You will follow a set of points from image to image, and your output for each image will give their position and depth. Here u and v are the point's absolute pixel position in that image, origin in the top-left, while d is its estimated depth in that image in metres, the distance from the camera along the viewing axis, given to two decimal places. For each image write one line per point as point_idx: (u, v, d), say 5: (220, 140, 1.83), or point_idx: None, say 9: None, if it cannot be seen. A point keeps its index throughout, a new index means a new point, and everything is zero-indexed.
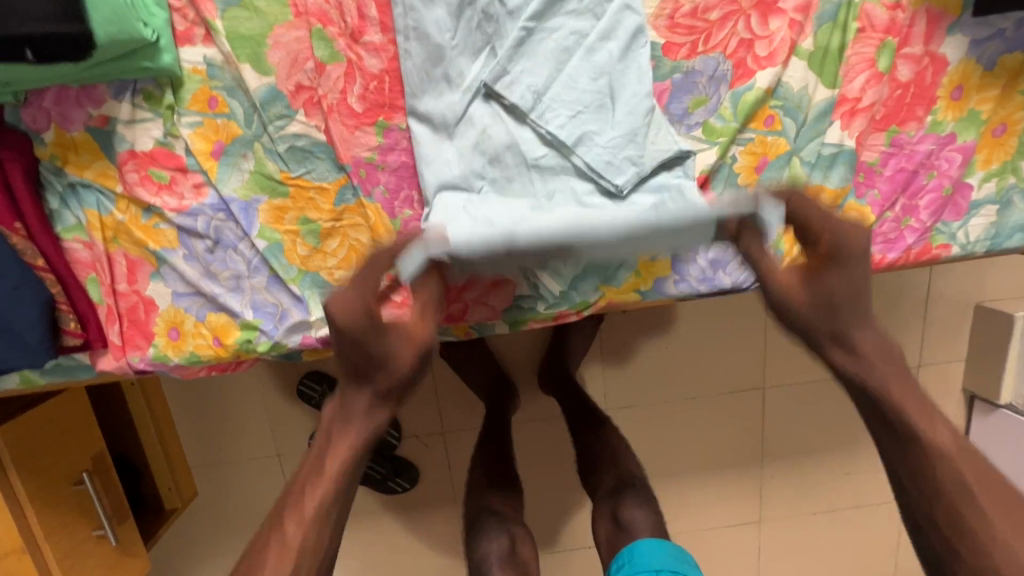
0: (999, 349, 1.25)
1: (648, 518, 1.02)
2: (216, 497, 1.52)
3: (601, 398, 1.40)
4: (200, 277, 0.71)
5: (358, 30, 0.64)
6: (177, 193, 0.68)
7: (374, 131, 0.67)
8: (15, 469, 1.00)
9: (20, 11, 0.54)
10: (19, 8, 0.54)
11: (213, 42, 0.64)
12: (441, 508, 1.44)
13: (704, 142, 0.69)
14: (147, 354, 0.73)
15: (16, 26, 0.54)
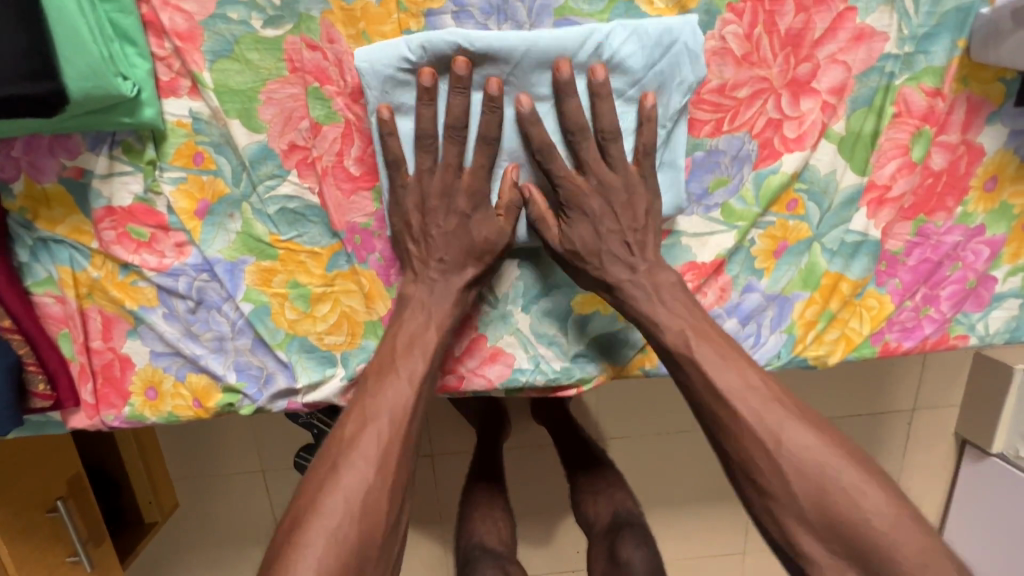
0: (996, 403, 1.23)
1: (645, 559, 0.97)
2: (199, 512, 1.50)
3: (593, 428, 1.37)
4: (180, 338, 0.67)
5: (358, 89, 0.59)
6: (157, 253, 0.63)
7: (371, 196, 0.63)
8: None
9: None
10: None
11: (199, 96, 0.59)
12: (425, 530, 1.42)
13: (722, 224, 0.65)
14: (122, 413, 0.69)
15: None
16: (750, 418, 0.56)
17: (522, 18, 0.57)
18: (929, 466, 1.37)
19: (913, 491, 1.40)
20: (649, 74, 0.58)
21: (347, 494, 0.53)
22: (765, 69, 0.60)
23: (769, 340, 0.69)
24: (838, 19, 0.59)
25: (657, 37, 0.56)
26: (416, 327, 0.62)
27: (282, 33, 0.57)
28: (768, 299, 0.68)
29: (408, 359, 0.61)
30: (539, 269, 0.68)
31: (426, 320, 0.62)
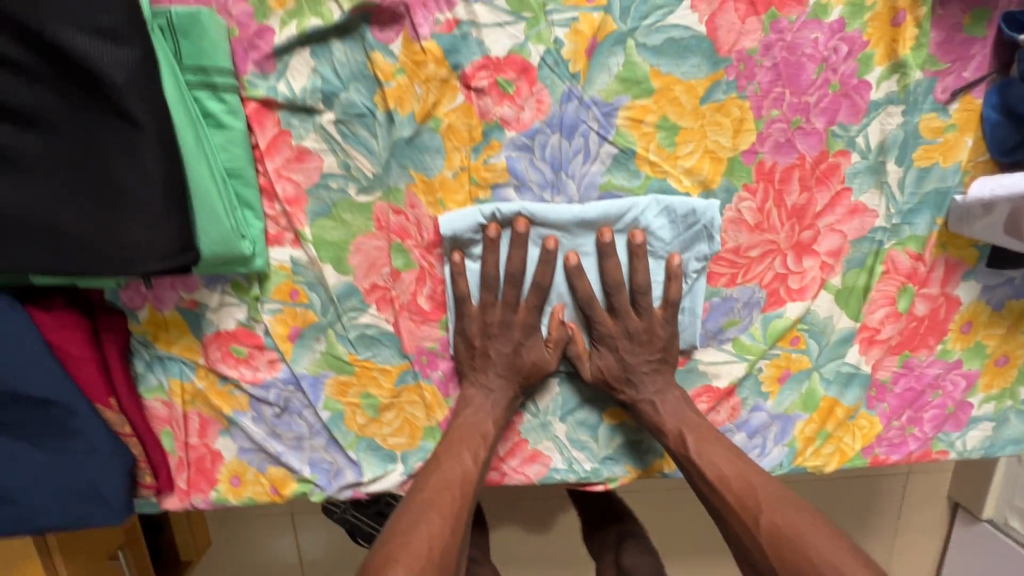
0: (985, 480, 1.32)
1: (651, 566, 0.87)
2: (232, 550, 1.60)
3: None
4: (265, 437, 0.78)
5: (433, 242, 0.70)
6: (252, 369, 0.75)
7: (436, 326, 0.74)
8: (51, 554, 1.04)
9: (140, 252, 0.58)
10: (139, 249, 0.58)
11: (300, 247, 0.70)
12: None
13: (734, 355, 0.76)
14: (209, 497, 0.80)
15: (135, 265, 0.58)
16: (737, 508, 0.68)
17: (572, 192, 0.69)
18: (920, 527, 1.42)
19: (906, 556, 1.48)
20: (674, 240, 0.69)
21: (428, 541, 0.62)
22: (773, 234, 0.71)
23: (773, 451, 0.80)
24: (837, 197, 0.70)
25: (684, 215, 0.68)
26: (477, 417, 0.73)
27: (373, 199, 0.68)
28: (772, 416, 0.79)
29: (471, 443, 0.71)
30: (576, 386, 0.78)
31: (484, 416, 0.73)
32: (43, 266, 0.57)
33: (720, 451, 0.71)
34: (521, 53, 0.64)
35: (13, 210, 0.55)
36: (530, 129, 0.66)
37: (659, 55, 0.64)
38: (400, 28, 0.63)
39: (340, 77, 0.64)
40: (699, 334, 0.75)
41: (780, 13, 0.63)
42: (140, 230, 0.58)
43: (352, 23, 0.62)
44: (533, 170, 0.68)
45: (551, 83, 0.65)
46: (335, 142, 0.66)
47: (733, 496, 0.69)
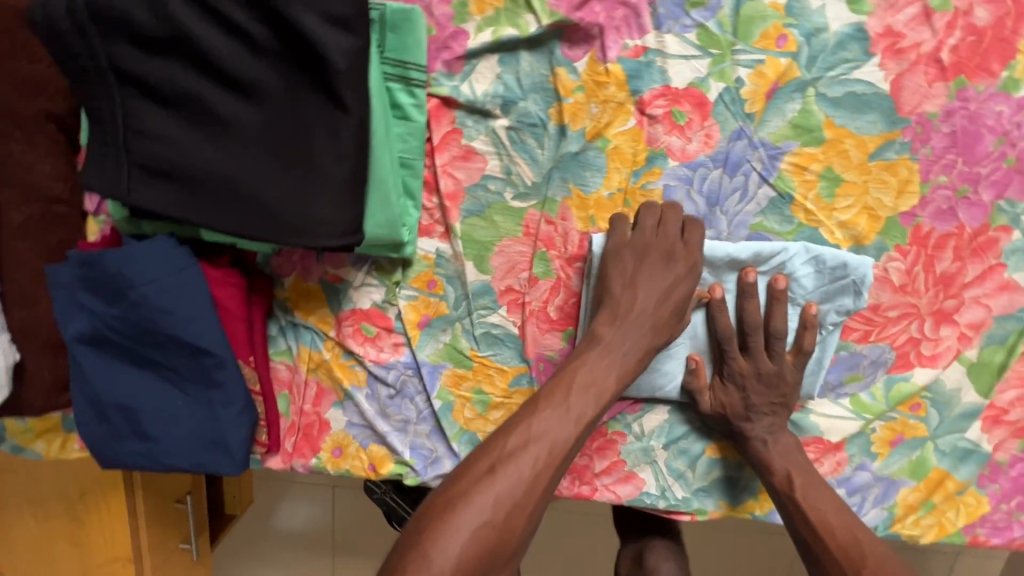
0: None
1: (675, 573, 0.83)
2: (270, 506, 1.67)
3: None
4: (375, 415, 0.81)
5: (574, 255, 0.72)
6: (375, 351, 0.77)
7: (560, 336, 0.76)
8: (128, 491, 1.09)
9: (311, 226, 0.60)
10: (309, 224, 0.60)
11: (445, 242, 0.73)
12: None
13: (852, 412, 0.75)
14: (310, 463, 0.83)
15: (309, 238, 0.60)
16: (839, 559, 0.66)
17: (722, 227, 0.70)
18: None
19: None
20: (815, 289, 0.70)
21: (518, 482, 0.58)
22: (916, 297, 0.71)
23: (870, 512, 0.79)
24: (988, 271, 0.69)
25: (834, 267, 0.68)
26: (599, 393, 0.65)
27: (527, 206, 0.71)
28: (877, 478, 0.78)
29: (583, 396, 0.64)
30: (685, 415, 0.79)
31: (612, 361, 0.66)
32: (233, 227, 0.60)
33: (830, 502, 0.71)
34: (700, 87, 0.65)
35: (221, 171, 0.59)
36: (693, 161, 0.68)
37: (837, 107, 0.65)
38: (589, 48, 0.65)
39: (522, 87, 0.67)
40: (819, 384, 0.75)
41: (968, 82, 0.63)
42: (326, 206, 0.60)
43: (545, 37, 0.64)
44: (687, 201, 0.69)
45: (723, 119, 0.66)
46: (503, 147, 0.69)
47: (837, 547, 0.67)
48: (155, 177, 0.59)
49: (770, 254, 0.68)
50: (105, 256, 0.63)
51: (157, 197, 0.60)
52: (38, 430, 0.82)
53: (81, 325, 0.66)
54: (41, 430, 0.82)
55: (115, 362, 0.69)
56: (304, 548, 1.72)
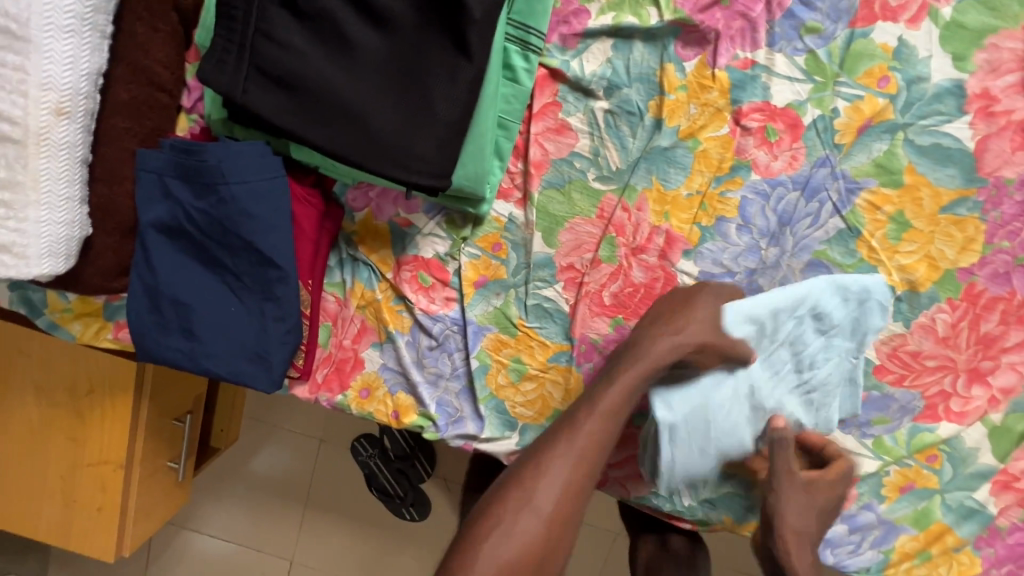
0: None
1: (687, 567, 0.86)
2: (254, 448, 1.71)
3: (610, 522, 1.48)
4: (410, 364, 0.82)
5: (640, 246, 0.74)
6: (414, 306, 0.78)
7: (608, 322, 0.77)
8: (138, 398, 1.09)
9: (412, 162, 0.62)
10: (411, 158, 0.62)
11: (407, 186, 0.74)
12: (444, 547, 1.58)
13: (870, 451, 0.78)
14: (335, 399, 0.83)
15: (407, 173, 0.62)
16: None
17: (787, 246, 0.72)
18: None
19: None
20: (860, 323, 0.73)
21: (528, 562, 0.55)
22: (955, 352, 0.73)
23: (865, 553, 0.81)
24: None
25: (856, 294, 0.70)
26: (587, 453, 0.61)
27: (607, 190, 0.73)
28: (880, 520, 0.80)
29: (603, 421, 0.62)
30: None
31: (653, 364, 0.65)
32: (335, 147, 0.62)
33: None
34: (797, 109, 0.68)
35: (336, 91, 0.61)
36: (775, 178, 0.70)
37: (921, 155, 0.68)
38: (701, 51, 0.67)
39: (628, 74, 0.69)
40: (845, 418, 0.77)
41: None
42: (429, 145, 0.62)
43: (662, 32, 0.67)
44: (760, 216, 0.72)
45: (812, 145, 0.69)
46: (597, 128, 0.71)
47: None
48: (271, 83, 0.61)
49: (789, 305, 0.69)
50: (203, 149, 0.65)
51: (270, 103, 0.61)
52: (78, 311, 0.83)
53: (160, 212, 0.67)
54: (81, 312, 0.83)
55: (182, 256, 0.70)
56: (276, 497, 1.74)
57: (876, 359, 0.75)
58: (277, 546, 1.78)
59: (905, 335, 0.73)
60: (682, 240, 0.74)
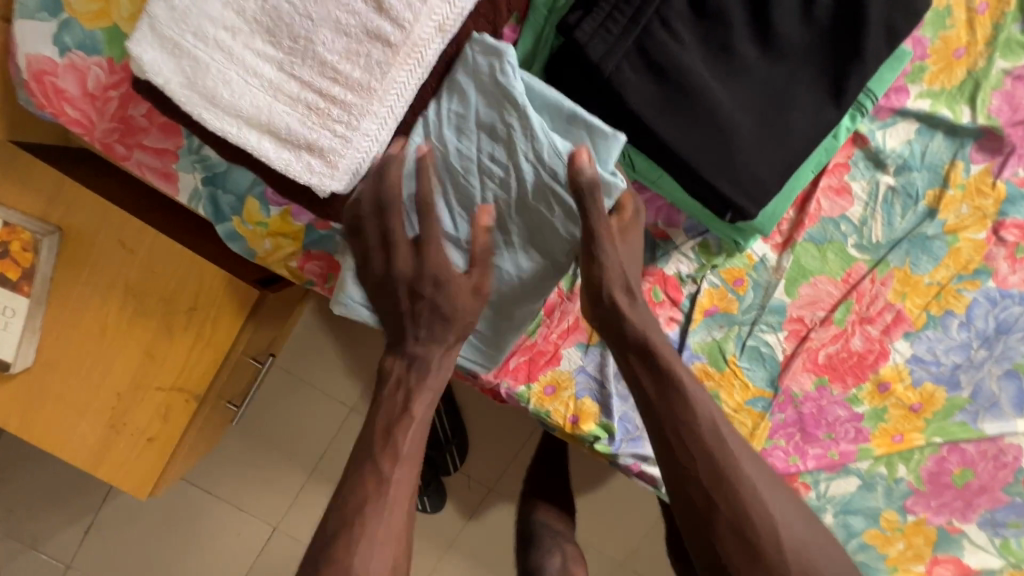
0: None
1: None
2: (276, 395, 1.41)
3: (626, 546, 1.52)
4: (612, 374, 0.81)
5: (869, 317, 0.78)
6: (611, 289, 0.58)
7: (813, 380, 0.80)
8: (244, 324, 0.97)
9: (750, 184, 0.61)
10: (750, 181, 0.61)
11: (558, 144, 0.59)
12: (457, 541, 1.55)
13: (994, 547, 0.85)
14: (517, 389, 0.79)
15: (742, 193, 0.62)
16: None
17: (993, 351, 0.79)
18: None
19: None
20: None
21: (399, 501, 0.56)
22: None
23: None
24: None
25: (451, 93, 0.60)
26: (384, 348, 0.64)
27: (859, 258, 0.76)
28: None
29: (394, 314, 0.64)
30: (868, 495, 0.84)
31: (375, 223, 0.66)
32: (688, 151, 0.60)
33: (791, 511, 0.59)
34: None
35: (711, 96, 0.59)
36: (1007, 289, 0.76)
37: None
38: (990, 158, 0.72)
39: (921, 161, 0.72)
40: (985, 516, 0.84)
41: None
42: (771, 172, 0.62)
43: (965, 131, 0.71)
44: (982, 318, 0.78)
45: None
46: (875, 200, 0.74)
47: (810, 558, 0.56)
48: (648, 70, 0.59)
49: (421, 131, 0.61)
50: (525, 112, 0.58)
51: (637, 87, 0.59)
52: (273, 229, 0.74)
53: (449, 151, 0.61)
54: (275, 230, 0.74)
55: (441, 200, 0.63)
56: (282, 454, 1.44)
57: None
58: (260, 506, 1.47)
59: None
60: (908, 322, 0.78)
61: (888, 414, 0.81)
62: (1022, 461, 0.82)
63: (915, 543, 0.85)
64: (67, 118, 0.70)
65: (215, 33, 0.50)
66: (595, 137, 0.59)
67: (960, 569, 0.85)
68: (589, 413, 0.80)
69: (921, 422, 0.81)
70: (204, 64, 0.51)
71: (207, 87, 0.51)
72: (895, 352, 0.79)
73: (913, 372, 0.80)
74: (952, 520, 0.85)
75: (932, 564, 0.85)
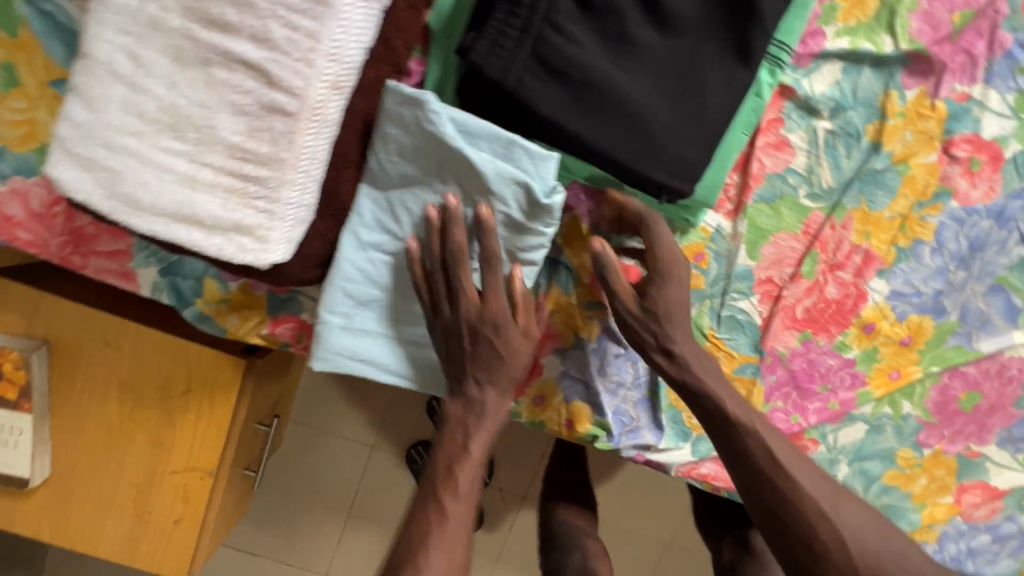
0: None
1: None
2: (301, 452, 1.44)
3: (669, 526, 1.51)
4: (595, 371, 0.80)
5: (838, 263, 0.77)
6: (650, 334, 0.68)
7: (796, 336, 0.79)
8: (240, 394, 0.99)
9: (676, 164, 0.61)
10: (676, 160, 0.61)
11: (517, 180, 0.60)
12: (502, 552, 1.57)
13: (1020, 465, 0.84)
14: (507, 406, 0.80)
15: (671, 174, 0.62)
16: None
17: (973, 270, 0.77)
18: None
19: None
20: None
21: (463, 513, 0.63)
22: None
23: (1002, 561, 0.87)
24: None
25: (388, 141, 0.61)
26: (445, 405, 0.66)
27: (814, 207, 0.75)
28: (1020, 531, 0.86)
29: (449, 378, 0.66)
30: (879, 438, 0.83)
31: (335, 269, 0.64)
32: (606, 144, 0.60)
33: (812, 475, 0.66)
34: (1001, 143, 0.73)
35: (619, 88, 0.59)
36: (972, 206, 0.75)
37: None
38: (924, 81, 0.71)
39: (853, 99, 0.71)
40: (1002, 434, 0.83)
41: None
42: (695, 148, 0.61)
43: (892, 60, 0.70)
44: (954, 240, 0.76)
45: (1009, 178, 0.74)
46: (818, 147, 0.73)
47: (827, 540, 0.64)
48: (553, 75, 0.59)
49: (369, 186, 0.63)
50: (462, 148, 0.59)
51: (542, 95, 0.59)
52: (236, 303, 0.76)
53: (408, 198, 0.63)
54: (238, 304, 0.76)
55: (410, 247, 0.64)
56: (318, 504, 1.49)
57: None
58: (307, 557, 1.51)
59: None
60: (879, 260, 0.77)
61: (880, 354, 0.80)
62: None
63: (937, 476, 0.84)
64: (22, 241, 0.72)
65: (123, 141, 0.52)
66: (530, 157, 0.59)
67: (989, 492, 0.84)
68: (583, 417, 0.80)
69: (915, 355, 0.80)
70: (118, 172, 0.53)
71: (127, 193, 0.53)
72: (872, 292, 0.78)
73: (896, 308, 0.78)
74: (970, 445, 0.83)
75: (959, 492, 0.84)
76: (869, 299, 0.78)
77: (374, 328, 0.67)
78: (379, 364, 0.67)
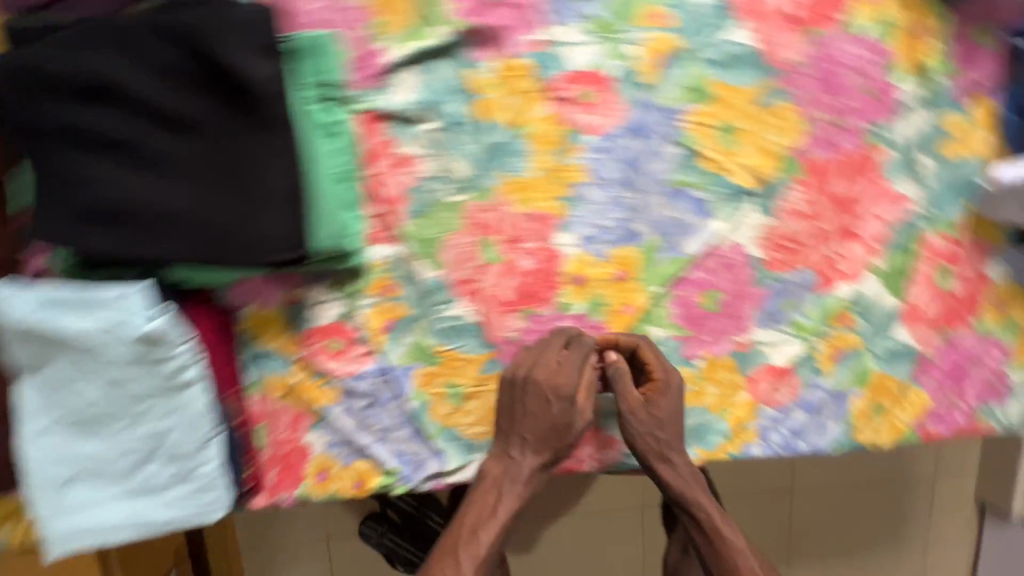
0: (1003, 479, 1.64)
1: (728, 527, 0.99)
2: None
3: None
4: (355, 429, 0.81)
5: (517, 237, 0.77)
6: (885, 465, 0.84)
7: (519, 316, 0.80)
8: None
9: (260, 241, 0.64)
10: (258, 238, 0.64)
11: (111, 324, 0.65)
12: None
13: (791, 335, 0.83)
14: (292, 495, 0.79)
15: (260, 252, 0.65)
16: None
17: (643, 186, 0.77)
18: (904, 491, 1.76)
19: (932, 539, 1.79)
20: (729, 228, 0.79)
21: (475, 556, 0.75)
22: (823, 222, 0.79)
23: (833, 428, 0.85)
24: (877, 187, 0.79)
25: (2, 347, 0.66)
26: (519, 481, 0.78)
27: (465, 199, 0.76)
28: (831, 394, 0.85)
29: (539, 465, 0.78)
30: None
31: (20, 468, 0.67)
32: (187, 254, 0.64)
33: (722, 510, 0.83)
34: (598, 68, 0.73)
35: (168, 203, 0.63)
36: (606, 133, 0.75)
37: (719, 67, 0.74)
38: (493, 49, 0.72)
39: (441, 92, 0.73)
40: (760, 316, 0.82)
41: (819, 30, 0.74)
42: (271, 219, 0.64)
43: (454, 45, 0.71)
44: (610, 168, 0.76)
45: (623, 93, 0.74)
46: (437, 147, 0.74)
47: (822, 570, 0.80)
48: (99, 220, 0.63)
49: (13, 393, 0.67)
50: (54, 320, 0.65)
51: (109, 240, 0.64)
52: None
53: (49, 380, 0.67)
54: None
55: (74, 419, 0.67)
56: None
57: (761, 255, 0.80)
58: None
59: (774, 223, 0.79)
60: (552, 217, 0.77)
61: (603, 297, 0.80)
62: (750, 250, 0.80)
63: (723, 380, 0.83)
64: None
65: None
66: (114, 297, 0.65)
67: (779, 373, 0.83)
68: (368, 471, 0.81)
69: (636, 284, 0.80)
70: None
71: None
72: (562, 247, 0.78)
73: (594, 251, 0.78)
74: (736, 339, 0.82)
75: (751, 386, 0.83)
76: (564, 255, 0.78)
77: (86, 501, 0.69)
78: (110, 527, 0.69)
